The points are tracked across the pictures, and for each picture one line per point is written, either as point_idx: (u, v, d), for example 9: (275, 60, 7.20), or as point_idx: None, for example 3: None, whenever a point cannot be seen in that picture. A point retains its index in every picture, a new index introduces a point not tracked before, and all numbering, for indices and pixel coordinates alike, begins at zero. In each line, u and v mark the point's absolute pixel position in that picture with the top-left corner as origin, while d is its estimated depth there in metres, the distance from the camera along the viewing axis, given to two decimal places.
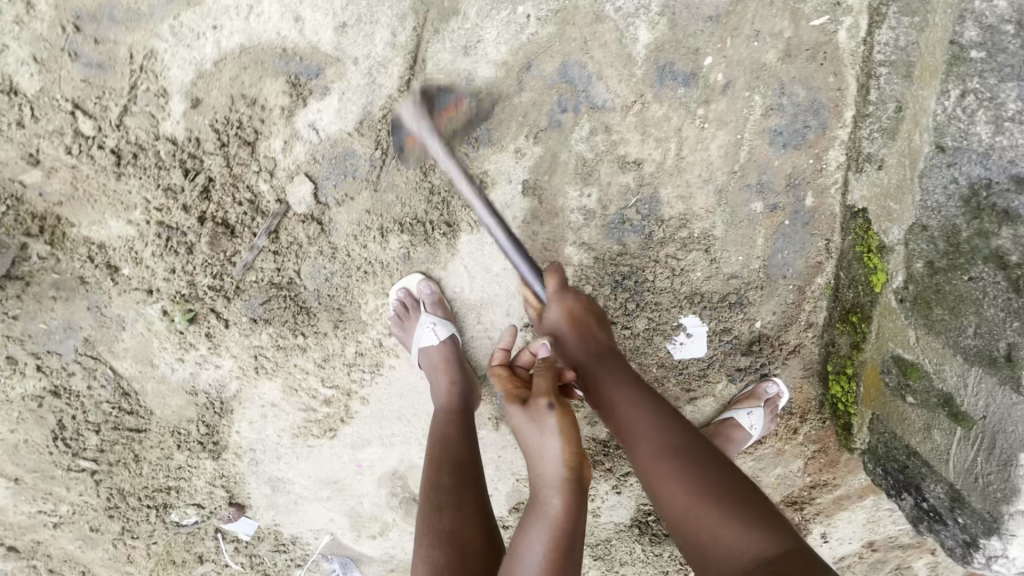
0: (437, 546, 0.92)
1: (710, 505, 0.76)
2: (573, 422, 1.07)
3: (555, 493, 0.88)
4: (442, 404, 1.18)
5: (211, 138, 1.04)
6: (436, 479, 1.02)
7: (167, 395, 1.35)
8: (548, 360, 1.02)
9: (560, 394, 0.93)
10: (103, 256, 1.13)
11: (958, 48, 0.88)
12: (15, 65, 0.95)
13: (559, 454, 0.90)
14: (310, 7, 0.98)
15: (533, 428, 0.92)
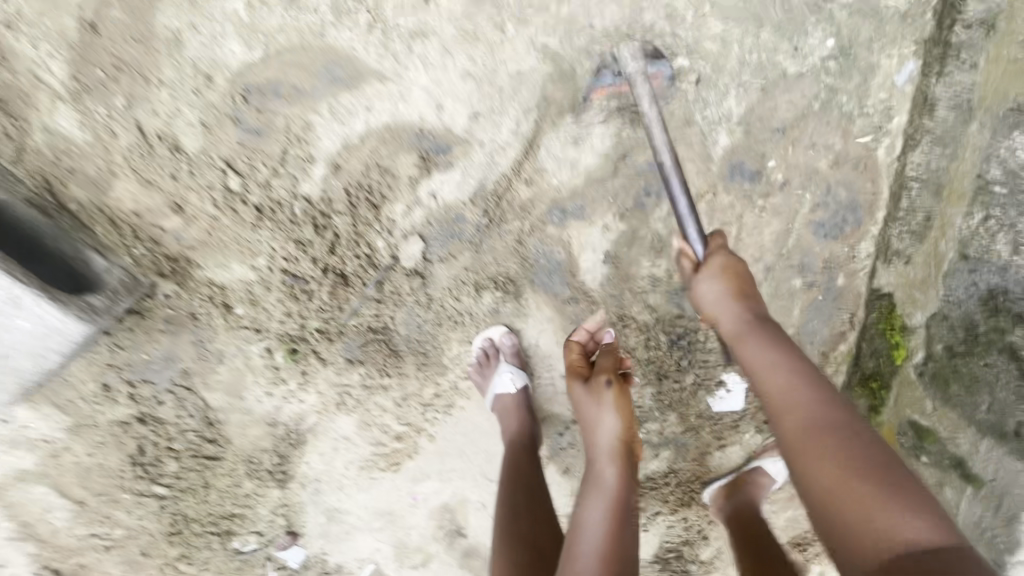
0: (520, 550, 1.14)
1: (852, 487, 0.77)
2: (620, 398, 1.17)
3: (607, 461, 1.13)
4: (511, 440, 1.35)
5: (342, 199, 1.16)
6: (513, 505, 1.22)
7: (247, 426, 1.41)
8: (611, 348, 1.28)
9: (617, 375, 1.19)
10: (221, 296, 1.22)
11: (982, 182, 1.15)
12: (183, 126, 1.05)
13: (613, 426, 1.15)
14: (452, 97, 1.10)
15: (591, 403, 1.18)
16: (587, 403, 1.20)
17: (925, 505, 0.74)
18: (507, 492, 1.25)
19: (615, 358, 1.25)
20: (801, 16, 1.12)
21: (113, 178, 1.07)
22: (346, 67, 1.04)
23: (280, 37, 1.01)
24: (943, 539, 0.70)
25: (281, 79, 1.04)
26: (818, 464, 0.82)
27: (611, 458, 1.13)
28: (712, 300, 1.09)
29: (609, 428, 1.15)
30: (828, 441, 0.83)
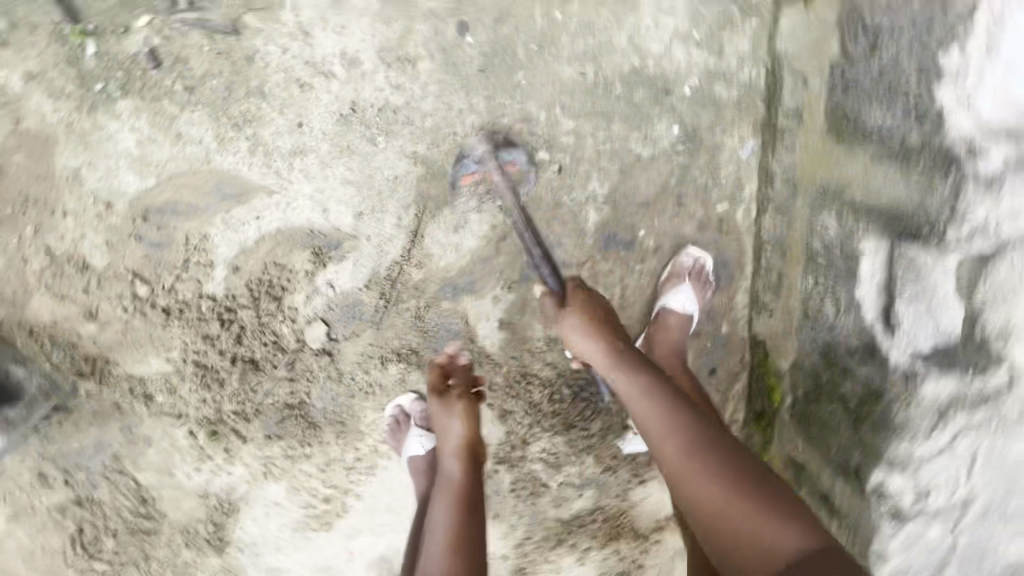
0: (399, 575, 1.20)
1: (732, 510, 0.84)
2: (468, 407, 1.28)
3: (454, 459, 1.22)
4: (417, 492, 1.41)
5: (245, 295, 1.27)
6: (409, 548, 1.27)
7: (180, 499, 1.51)
8: (467, 369, 1.37)
9: (465, 390, 1.30)
10: (141, 388, 1.32)
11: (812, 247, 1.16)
12: (90, 247, 1.17)
13: (461, 428, 1.25)
14: (336, 201, 1.22)
15: (442, 413, 1.28)
16: (439, 414, 1.29)
17: (789, 509, 0.83)
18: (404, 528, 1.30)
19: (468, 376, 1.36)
20: (647, 108, 1.25)
21: (29, 294, 1.19)
22: (234, 184, 1.16)
23: (169, 165, 1.12)
24: (813, 542, 0.78)
25: (176, 199, 1.16)
26: (699, 489, 0.88)
27: (456, 455, 1.23)
28: (580, 330, 1.15)
29: (455, 433, 1.25)
30: (709, 477, 0.88)
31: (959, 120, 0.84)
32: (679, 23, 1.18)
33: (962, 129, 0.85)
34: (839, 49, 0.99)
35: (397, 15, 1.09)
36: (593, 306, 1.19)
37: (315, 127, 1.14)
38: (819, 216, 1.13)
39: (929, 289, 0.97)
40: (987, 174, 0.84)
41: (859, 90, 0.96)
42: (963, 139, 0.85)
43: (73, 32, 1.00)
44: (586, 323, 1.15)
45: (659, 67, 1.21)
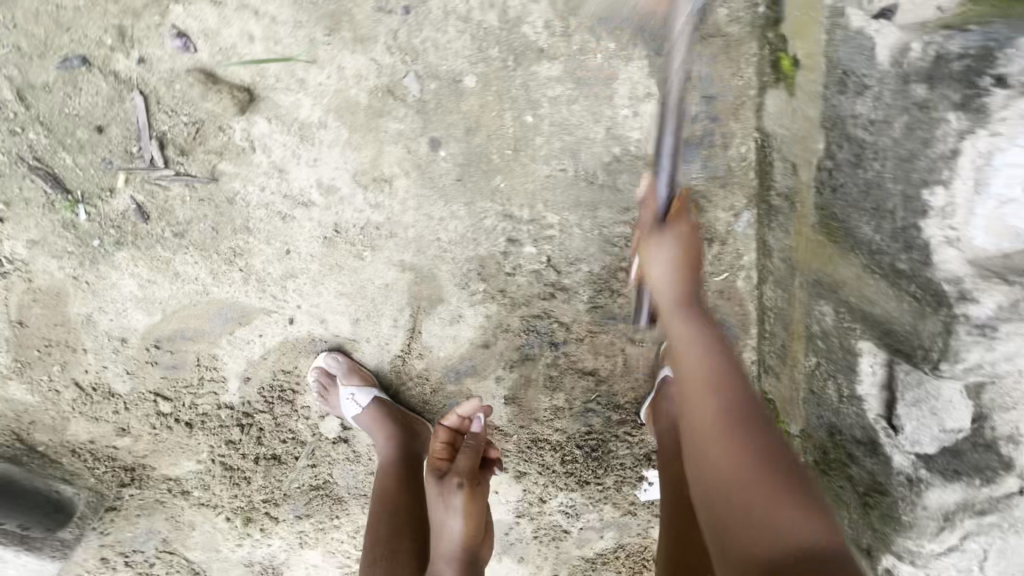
0: (385, 513, 1.22)
1: (715, 447, 0.81)
2: (469, 503, 1.12)
3: (447, 568, 1.09)
4: (383, 463, 1.32)
5: (259, 400, 1.35)
6: (388, 491, 1.27)
7: (229, 569, 1.65)
8: (476, 443, 1.20)
9: (470, 479, 1.13)
10: (179, 486, 1.43)
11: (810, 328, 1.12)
12: (113, 376, 1.25)
13: (461, 530, 1.11)
14: (332, 312, 1.26)
15: (439, 504, 1.13)
16: (435, 500, 1.14)
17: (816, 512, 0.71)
18: (376, 517, 1.22)
19: (474, 455, 1.18)
20: (632, 192, 1.21)
21: (66, 421, 1.29)
22: (234, 308, 1.21)
23: (171, 301, 1.18)
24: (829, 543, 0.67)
25: (182, 326, 1.22)
26: (710, 446, 0.81)
27: (451, 564, 1.09)
28: (677, 322, 0.98)
29: (454, 533, 1.11)
30: (716, 408, 0.85)
31: (946, 263, 0.79)
32: None
33: (948, 270, 0.79)
34: (823, 148, 0.93)
35: (367, 141, 1.07)
36: (686, 315, 0.99)
37: (302, 251, 1.17)
38: (814, 307, 1.09)
39: (932, 395, 0.95)
40: (979, 319, 0.78)
41: (846, 199, 0.91)
42: (951, 281, 0.80)
43: (63, 203, 1.03)
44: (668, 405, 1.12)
45: (642, 152, 1.16)
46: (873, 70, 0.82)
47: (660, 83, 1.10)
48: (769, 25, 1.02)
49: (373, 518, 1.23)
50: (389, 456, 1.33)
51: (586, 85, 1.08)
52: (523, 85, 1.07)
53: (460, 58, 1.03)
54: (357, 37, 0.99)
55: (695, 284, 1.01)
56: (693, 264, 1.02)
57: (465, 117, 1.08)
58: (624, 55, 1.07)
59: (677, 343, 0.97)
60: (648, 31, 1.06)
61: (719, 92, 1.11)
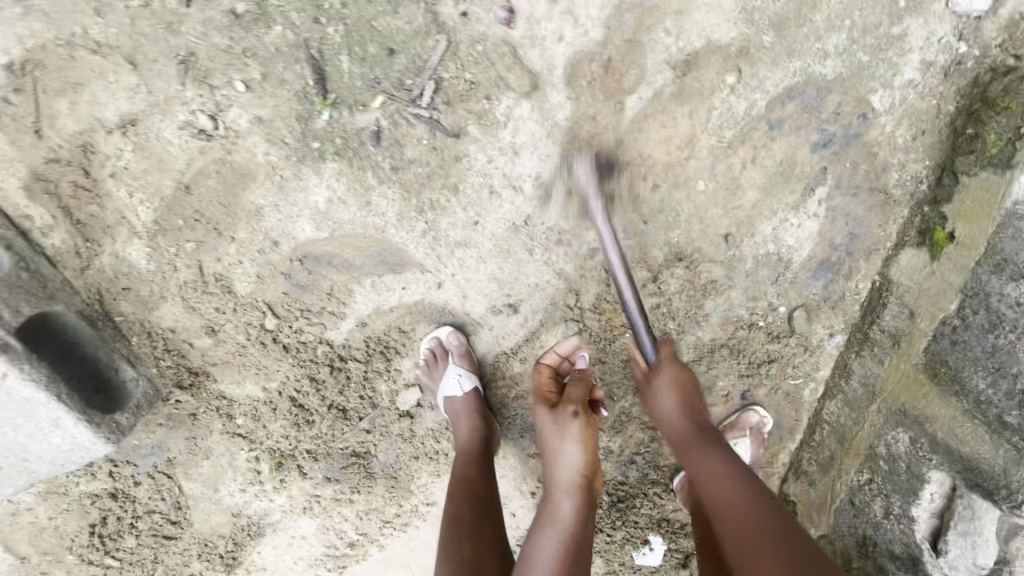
0: (463, 498, 1.23)
1: (738, 508, 0.92)
2: (586, 431, 1.23)
3: (566, 495, 1.19)
4: (462, 447, 1.34)
5: (361, 348, 1.32)
6: (466, 472, 1.29)
7: (212, 513, 1.51)
8: (584, 375, 1.30)
9: (583, 406, 1.23)
10: (228, 407, 1.34)
11: (876, 448, 1.32)
12: (240, 274, 1.19)
13: (580, 459, 1.21)
14: (476, 290, 1.30)
15: (556, 432, 1.24)
16: (552, 427, 1.25)
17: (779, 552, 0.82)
18: (459, 502, 1.22)
19: (585, 387, 1.28)
20: (765, 286, 1.39)
21: (162, 300, 1.19)
22: (395, 255, 1.22)
23: (346, 225, 1.17)
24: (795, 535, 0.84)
25: (337, 251, 1.20)
26: (717, 479, 1.00)
27: (569, 492, 1.19)
28: (652, 398, 1.23)
29: (572, 461, 1.21)
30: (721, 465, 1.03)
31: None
32: (818, 228, 1.33)
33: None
34: (955, 309, 1.18)
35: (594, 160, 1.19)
36: (661, 381, 1.23)
37: (487, 228, 1.22)
38: (888, 433, 1.30)
39: (978, 531, 1.14)
40: None
41: (969, 353, 1.16)
42: None
43: (318, 100, 1.05)
44: (676, 412, 1.18)
45: (788, 257, 1.36)
46: None
47: (826, 209, 1.31)
48: (927, 201, 1.26)
49: (453, 502, 1.23)
50: (469, 444, 1.35)
51: (776, 188, 1.28)
52: (732, 168, 1.24)
53: (700, 126, 1.19)
54: (639, 75, 1.12)
55: (700, 420, 1.16)
56: (691, 402, 1.19)
57: (676, 174, 1.23)
58: (813, 177, 1.28)
59: (699, 468, 1.07)
60: (841, 168, 1.27)
61: (863, 234, 1.33)
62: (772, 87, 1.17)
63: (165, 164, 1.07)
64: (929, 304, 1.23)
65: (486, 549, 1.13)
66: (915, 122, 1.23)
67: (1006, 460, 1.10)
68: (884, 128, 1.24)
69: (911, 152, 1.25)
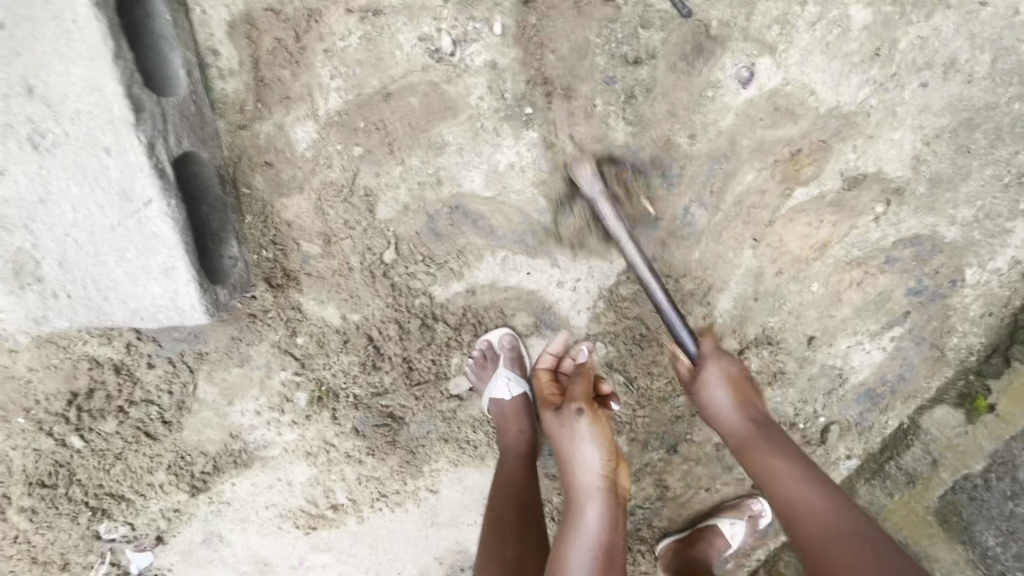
0: (505, 498, 1.18)
1: (813, 509, 0.94)
2: (596, 428, 1.12)
3: (590, 503, 1.09)
4: (508, 448, 1.28)
5: (456, 315, 1.28)
6: (510, 472, 1.23)
7: (208, 426, 1.36)
8: (583, 370, 1.21)
9: (587, 403, 1.12)
10: (298, 322, 1.24)
11: None
12: (388, 197, 1.14)
13: (597, 461, 1.10)
14: (589, 301, 1.31)
15: (566, 437, 1.13)
16: (559, 430, 1.15)
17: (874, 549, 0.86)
18: (500, 501, 1.18)
19: (588, 383, 1.18)
20: (818, 393, 1.50)
21: (296, 190, 1.12)
22: (538, 240, 1.23)
23: (511, 193, 1.17)
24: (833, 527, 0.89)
25: (489, 213, 1.19)
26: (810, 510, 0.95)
27: (593, 499, 1.09)
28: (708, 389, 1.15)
29: (590, 466, 1.10)
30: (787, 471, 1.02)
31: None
32: (880, 360, 1.47)
33: None
34: (981, 470, 1.40)
35: (743, 228, 1.28)
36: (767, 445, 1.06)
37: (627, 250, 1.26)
38: None
39: None
40: None
41: (985, 511, 1.38)
42: None
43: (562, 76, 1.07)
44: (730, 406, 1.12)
45: (847, 375, 1.48)
46: None
47: (893, 347, 1.46)
48: (972, 370, 1.44)
49: (495, 500, 1.19)
50: (514, 442, 1.29)
51: (865, 313, 1.42)
52: (841, 282, 1.37)
53: (837, 236, 1.31)
54: (816, 174, 1.23)
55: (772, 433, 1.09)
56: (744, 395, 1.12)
57: (798, 269, 1.34)
58: (896, 316, 1.43)
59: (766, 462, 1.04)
60: (920, 317, 1.43)
61: (910, 378, 1.48)
62: (904, 228, 1.32)
63: (382, 64, 1.05)
64: (957, 460, 1.42)
65: (527, 554, 1.09)
66: (988, 303, 1.42)
67: None
68: (965, 299, 1.41)
69: (975, 326, 1.43)
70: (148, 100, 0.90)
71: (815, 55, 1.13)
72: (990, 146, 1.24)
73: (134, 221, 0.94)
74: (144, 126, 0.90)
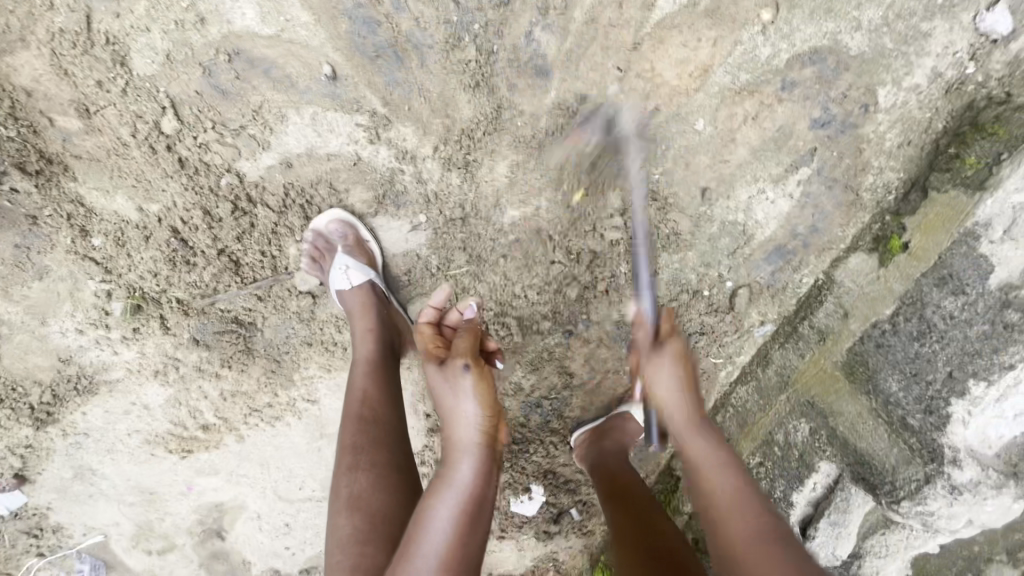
0: (357, 425, 1.04)
1: (753, 515, 0.87)
2: (482, 382, 0.95)
3: (463, 456, 0.91)
4: (361, 357, 1.15)
5: (277, 195, 1.09)
6: (364, 391, 1.09)
7: (31, 352, 1.21)
8: (470, 324, 1.04)
9: (474, 357, 0.95)
10: (83, 220, 1.05)
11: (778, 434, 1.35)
12: (143, 45, 0.94)
13: (477, 415, 0.93)
14: (433, 162, 1.11)
15: (447, 392, 0.95)
16: (440, 385, 0.97)
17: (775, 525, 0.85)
18: (349, 427, 1.04)
19: (475, 339, 1.01)
20: (722, 256, 1.34)
21: (20, 45, 0.91)
22: (351, 90, 1.02)
23: (298, 29, 0.96)
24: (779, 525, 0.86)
25: (280, 61, 0.98)
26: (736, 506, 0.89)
27: (469, 453, 0.92)
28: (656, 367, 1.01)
29: (470, 418, 0.93)
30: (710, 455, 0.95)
31: (954, 434, 1.11)
32: (788, 210, 1.29)
33: (953, 439, 1.11)
34: (890, 314, 1.20)
35: (603, 55, 1.06)
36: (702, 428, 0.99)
37: (465, 93, 1.05)
38: (792, 421, 1.32)
39: (846, 523, 1.22)
40: (957, 481, 1.10)
41: (890, 356, 1.18)
42: (951, 447, 1.11)
43: None
44: (679, 382, 1.00)
45: (752, 232, 1.31)
46: (979, 285, 1.10)
47: (802, 193, 1.28)
48: (890, 212, 1.25)
49: (346, 427, 1.04)
50: (367, 352, 1.15)
51: (766, 154, 1.23)
52: (730, 118, 1.17)
53: (720, 58, 1.10)
54: None
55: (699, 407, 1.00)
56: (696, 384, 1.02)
57: (680, 105, 1.14)
58: (801, 155, 1.24)
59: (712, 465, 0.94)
60: (833, 154, 1.24)
61: (824, 230, 1.30)
62: (800, 42, 1.11)
63: None
64: (867, 307, 1.23)
65: (375, 482, 0.97)
66: (905, 130, 1.21)
67: (898, 458, 1.17)
68: (879, 126, 1.21)
69: (891, 158, 1.24)
70: None
71: None
72: None
73: None
74: None
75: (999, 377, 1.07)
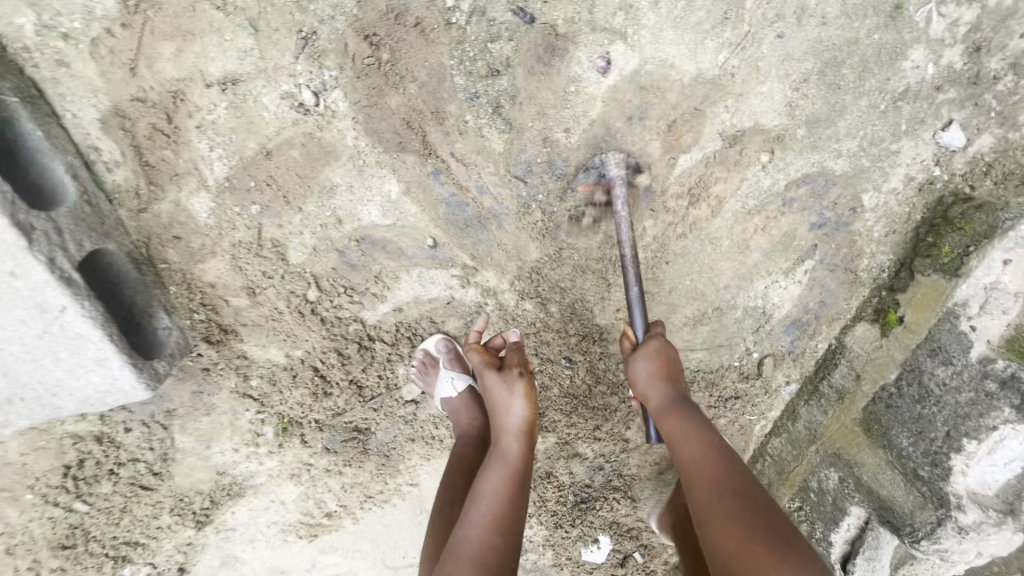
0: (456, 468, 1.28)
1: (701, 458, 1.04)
2: (530, 388, 1.20)
3: (511, 438, 1.16)
4: (462, 426, 1.35)
5: (390, 331, 1.38)
6: (462, 444, 1.32)
7: (196, 469, 1.49)
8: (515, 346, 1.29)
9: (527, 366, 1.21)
10: (244, 366, 1.35)
11: (817, 481, 1.57)
12: (295, 242, 1.25)
13: (522, 411, 1.17)
14: (510, 294, 1.39)
15: (498, 390, 1.19)
16: (494, 388, 1.20)
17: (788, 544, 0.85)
18: (451, 474, 1.27)
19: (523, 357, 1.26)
20: (749, 335, 1.58)
21: (209, 255, 1.24)
22: (447, 252, 1.31)
23: (410, 217, 1.27)
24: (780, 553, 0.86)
25: (393, 239, 1.28)
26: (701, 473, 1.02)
27: (517, 437, 1.16)
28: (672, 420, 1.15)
29: (516, 413, 1.17)
30: (689, 420, 1.12)
31: (956, 483, 1.33)
32: (800, 293, 1.53)
33: (957, 486, 1.32)
34: (894, 379, 1.44)
35: (638, 200, 1.35)
36: (675, 408, 1.16)
37: (533, 241, 1.34)
38: (823, 470, 1.55)
39: (879, 558, 1.47)
40: (963, 522, 1.31)
41: (899, 416, 1.42)
42: (955, 493, 1.32)
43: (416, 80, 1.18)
44: (652, 381, 1.21)
45: (771, 312, 1.55)
46: (963, 357, 1.33)
47: (809, 279, 1.52)
48: (885, 287, 1.49)
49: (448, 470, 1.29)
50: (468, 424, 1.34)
51: (778, 253, 1.49)
52: (744, 231, 1.44)
53: (731, 190, 1.38)
54: (694, 142, 1.29)
55: (671, 389, 1.20)
56: (669, 371, 1.21)
57: (702, 228, 1.42)
58: (805, 251, 1.49)
59: (681, 436, 1.10)
60: (832, 247, 1.49)
61: (832, 304, 1.54)
62: (794, 171, 1.38)
63: (253, 126, 1.17)
64: (876, 372, 1.46)
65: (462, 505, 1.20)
66: (890, 223, 1.46)
67: (913, 502, 1.38)
68: (868, 222, 1.46)
69: (881, 246, 1.49)
70: (36, 222, 1.06)
71: (666, 31, 1.20)
72: (858, 78, 1.29)
73: (58, 327, 1.12)
74: (38, 247, 1.06)
75: (988, 435, 1.29)
